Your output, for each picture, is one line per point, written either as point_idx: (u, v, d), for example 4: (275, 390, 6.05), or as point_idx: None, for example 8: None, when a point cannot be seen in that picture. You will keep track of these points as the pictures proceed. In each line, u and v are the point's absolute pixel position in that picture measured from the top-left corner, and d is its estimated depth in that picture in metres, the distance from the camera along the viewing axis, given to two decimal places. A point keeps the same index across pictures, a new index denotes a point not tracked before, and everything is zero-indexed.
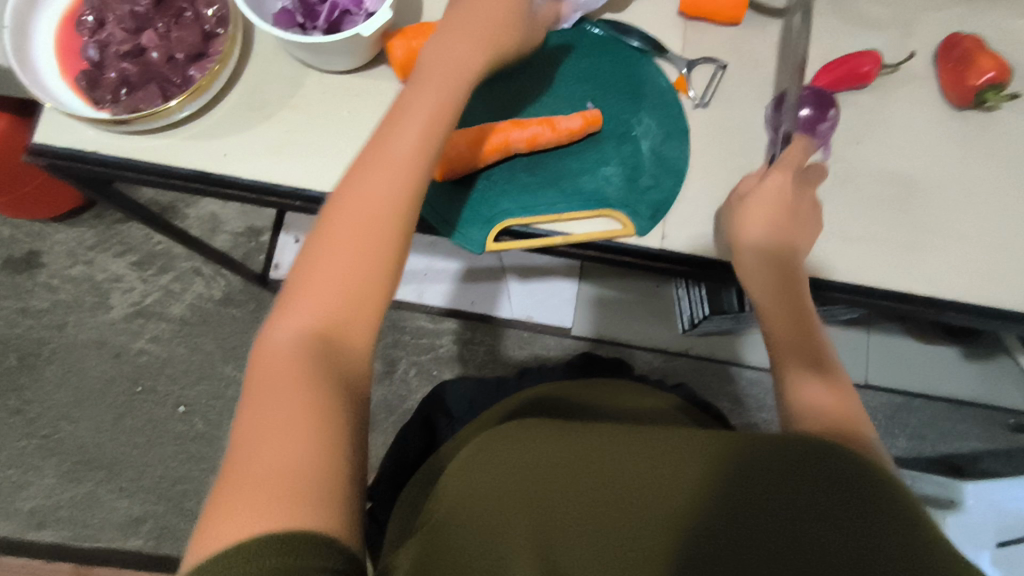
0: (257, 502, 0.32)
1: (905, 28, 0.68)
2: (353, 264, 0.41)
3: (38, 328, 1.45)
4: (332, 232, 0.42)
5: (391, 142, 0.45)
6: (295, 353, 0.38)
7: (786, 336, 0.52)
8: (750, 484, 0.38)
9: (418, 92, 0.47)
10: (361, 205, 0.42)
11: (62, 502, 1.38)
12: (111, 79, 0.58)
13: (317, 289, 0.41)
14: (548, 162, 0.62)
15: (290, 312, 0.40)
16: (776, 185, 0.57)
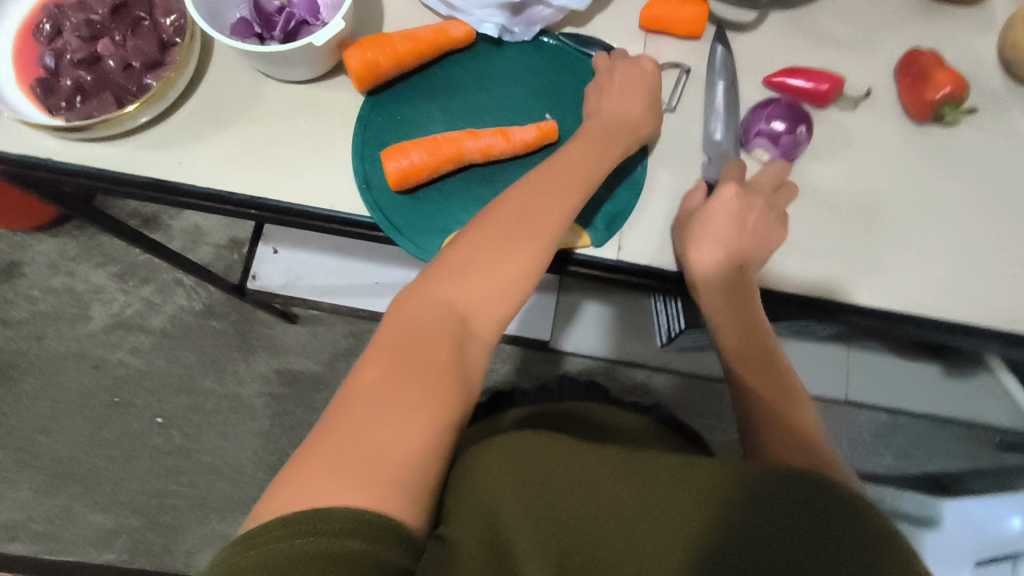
0: (346, 470, 0.38)
1: (866, 43, 0.69)
2: (490, 292, 0.49)
3: (17, 339, 1.44)
4: (470, 248, 0.50)
5: (522, 197, 0.53)
6: (431, 337, 0.46)
7: (756, 380, 0.55)
8: (757, 511, 0.38)
9: (555, 168, 0.55)
10: (492, 240, 0.50)
11: (35, 516, 1.36)
12: (65, 87, 0.58)
13: (461, 281, 0.49)
14: (506, 174, 0.62)
15: (432, 295, 0.48)
16: (721, 212, 0.58)
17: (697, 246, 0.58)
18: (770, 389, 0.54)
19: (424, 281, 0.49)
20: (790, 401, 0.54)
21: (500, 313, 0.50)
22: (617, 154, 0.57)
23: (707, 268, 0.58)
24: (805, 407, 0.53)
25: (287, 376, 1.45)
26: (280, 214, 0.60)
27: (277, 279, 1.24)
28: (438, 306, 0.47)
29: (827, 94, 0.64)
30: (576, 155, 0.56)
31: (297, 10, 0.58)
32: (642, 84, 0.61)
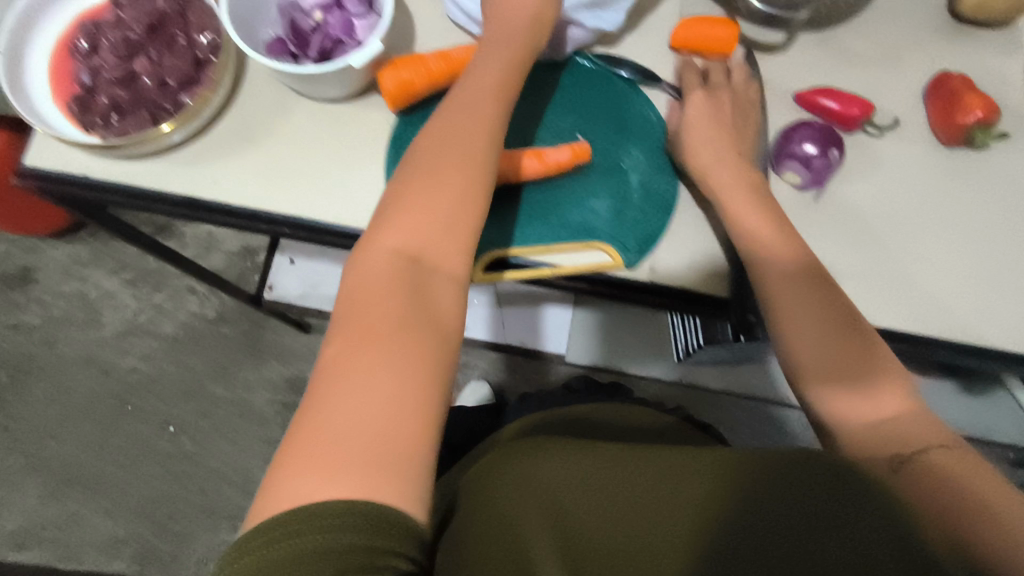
0: (324, 457, 0.36)
1: (894, 64, 0.69)
2: (436, 214, 0.46)
3: (28, 344, 1.44)
4: (416, 188, 0.47)
5: (454, 125, 0.50)
6: (383, 291, 0.43)
7: (820, 365, 0.50)
8: (760, 498, 0.40)
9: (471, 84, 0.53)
10: (434, 169, 0.47)
11: (44, 522, 1.36)
12: (102, 105, 0.58)
13: (406, 217, 0.46)
14: (537, 195, 0.62)
15: (377, 254, 0.45)
16: (715, 134, 0.60)
17: (737, 211, 0.57)
18: (846, 389, 0.49)
19: (366, 241, 0.46)
20: (870, 393, 0.48)
21: (450, 230, 0.46)
22: (520, 39, 0.56)
23: (755, 253, 0.55)
24: (886, 376, 0.49)
25: (298, 384, 1.45)
26: (311, 233, 0.60)
27: (293, 289, 1.26)
28: (381, 258, 0.45)
29: (857, 118, 0.64)
30: (492, 61, 0.54)
31: (332, 31, 0.59)
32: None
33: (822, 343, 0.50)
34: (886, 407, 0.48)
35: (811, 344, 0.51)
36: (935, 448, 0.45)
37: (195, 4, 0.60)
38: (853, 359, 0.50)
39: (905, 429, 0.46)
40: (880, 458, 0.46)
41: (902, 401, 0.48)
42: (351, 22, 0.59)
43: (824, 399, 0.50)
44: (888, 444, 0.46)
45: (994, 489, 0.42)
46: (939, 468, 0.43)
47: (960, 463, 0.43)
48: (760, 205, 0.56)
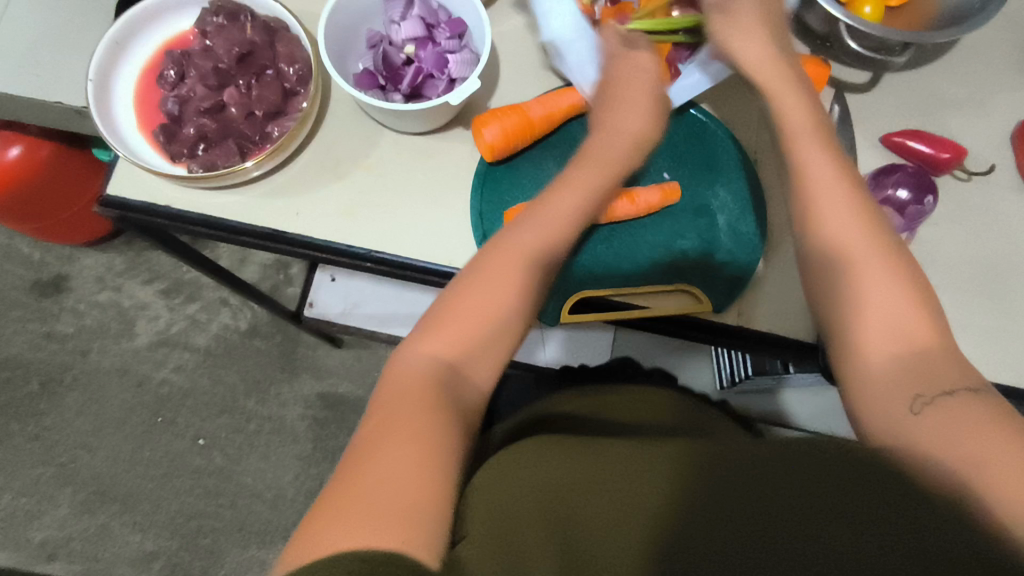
0: (353, 516, 0.33)
1: (981, 105, 0.67)
2: (492, 330, 0.44)
3: (61, 354, 1.43)
4: (472, 288, 0.44)
5: (525, 232, 0.47)
6: (432, 383, 0.40)
7: (854, 307, 0.42)
8: (734, 485, 0.38)
9: (560, 196, 0.49)
10: (496, 282, 0.45)
11: (74, 535, 1.35)
12: (188, 135, 0.58)
13: (449, 330, 0.43)
14: (625, 235, 0.61)
15: (418, 353, 0.42)
16: (778, 75, 0.49)
17: (801, 150, 0.46)
18: (877, 328, 0.41)
19: (407, 344, 0.43)
20: (907, 334, 0.40)
21: (495, 347, 0.44)
22: (620, 151, 0.53)
23: (815, 223, 0.45)
24: (926, 313, 0.41)
25: (330, 400, 1.43)
26: (392, 268, 0.59)
27: (334, 306, 1.22)
28: (433, 351, 0.42)
29: (949, 162, 0.63)
30: (577, 170, 0.51)
31: (425, 65, 0.58)
32: (652, 94, 0.54)
33: (872, 300, 0.41)
34: (921, 350, 0.40)
35: (851, 286, 0.42)
36: (959, 392, 0.37)
37: (283, 34, 0.59)
38: (895, 304, 0.41)
39: (932, 367, 0.39)
40: (898, 406, 0.38)
41: (935, 339, 0.40)
42: (444, 56, 0.58)
43: (851, 339, 0.42)
44: (910, 382, 0.38)
45: (1005, 444, 0.34)
46: (950, 419, 0.36)
47: (985, 414, 0.36)
48: (833, 155, 0.46)
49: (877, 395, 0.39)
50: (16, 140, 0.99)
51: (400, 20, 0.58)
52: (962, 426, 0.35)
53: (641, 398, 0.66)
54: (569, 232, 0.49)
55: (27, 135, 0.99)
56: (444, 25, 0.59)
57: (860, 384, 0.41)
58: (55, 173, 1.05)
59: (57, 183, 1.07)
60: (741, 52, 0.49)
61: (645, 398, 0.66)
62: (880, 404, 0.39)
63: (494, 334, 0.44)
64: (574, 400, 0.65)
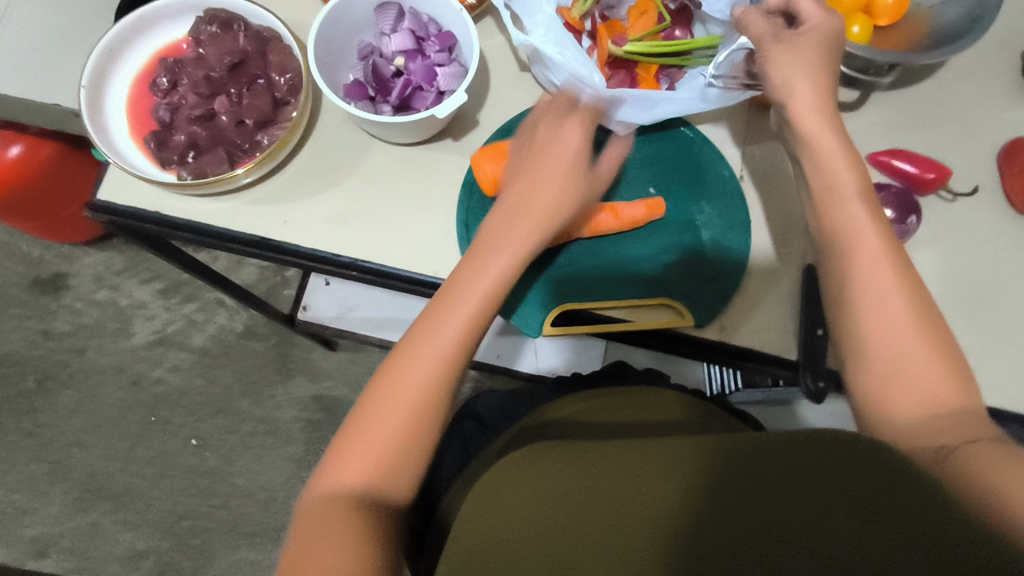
0: None
1: (970, 126, 0.67)
2: (402, 449, 0.44)
3: (58, 351, 1.44)
4: (375, 410, 0.44)
5: (426, 341, 0.46)
6: (343, 515, 0.41)
7: (862, 350, 0.42)
8: (747, 486, 0.34)
9: (460, 296, 0.47)
10: (396, 402, 0.44)
11: (66, 531, 1.36)
12: (179, 142, 0.58)
13: (364, 434, 0.44)
14: (609, 249, 0.62)
15: (337, 465, 0.44)
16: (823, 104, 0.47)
17: (826, 156, 0.47)
18: (884, 384, 0.41)
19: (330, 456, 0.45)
20: (918, 389, 0.40)
21: (419, 440, 0.45)
22: (550, 213, 0.51)
23: (827, 226, 0.46)
24: (940, 367, 0.40)
25: (324, 403, 1.43)
26: (379, 278, 0.60)
27: (327, 311, 1.22)
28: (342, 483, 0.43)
29: (933, 182, 0.63)
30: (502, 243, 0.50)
31: (414, 77, 0.59)
32: (563, 165, 0.52)
33: (881, 325, 0.42)
34: (936, 407, 0.39)
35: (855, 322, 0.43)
36: (980, 441, 0.36)
37: (276, 43, 0.60)
38: (901, 355, 0.41)
39: (948, 419, 0.38)
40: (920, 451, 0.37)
41: (954, 393, 0.39)
42: (434, 69, 0.59)
43: (861, 387, 0.42)
44: (930, 434, 0.38)
45: None
46: (977, 457, 0.34)
47: (1014, 457, 0.34)
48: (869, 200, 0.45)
49: (901, 442, 0.39)
50: (16, 139, 1.00)
51: (390, 32, 0.59)
52: (991, 462, 0.33)
53: (640, 400, 0.65)
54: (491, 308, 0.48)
55: (27, 135, 1.00)
56: (434, 38, 0.59)
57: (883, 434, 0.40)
58: (55, 173, 1.05)
59: (56, 183, 1.08)
60: (782, 79, 0.48)
61: (643, 399, 0.65)
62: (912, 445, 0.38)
63: (403, 448, 0.44)
64: (574, 407, 0.64)
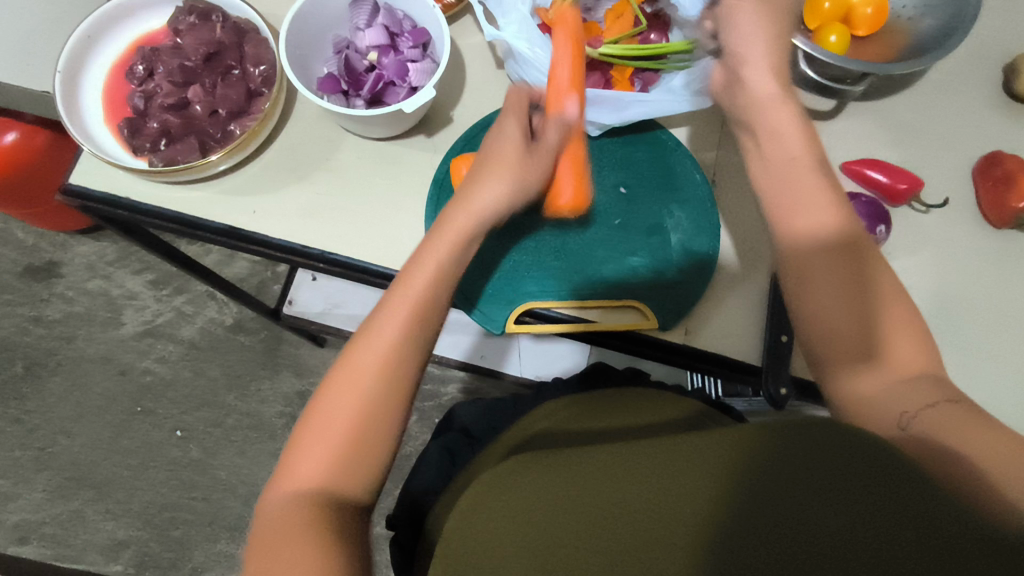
0: None
1: (944, 139, 0.67)
2: (350, 454, 0.43)
3: (48, 339, 1.44)
4: (323, 414, 0.44)
5: (370, 346, 0.46)
6: (301, 519, 0.41)
7: (835, 334, 0.46)
8: (788, 489, 0.30)
9: (403, 295, 0.48)
10: (347, 405, 0.44)
11: (48, 518, 1.35)
12: (152, 130, 0.59)
13: (317, 432, 0.44)
14: (578, 250, 0.62)
15: (292, 471, 0.43)
16: (780, 85, 0.51)
17: (799, 176, 0.49)
18: (854, 361, 0.45)
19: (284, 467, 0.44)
20: (885, 360, 0.44)
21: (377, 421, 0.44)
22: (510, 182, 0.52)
23: (800, 233, 0.48)
24: (898, 337, 0.45)
25: (309, 399, 1.43)
26: (346, 271, 0.60)
27: (314, 306, 1.21)
28: (293, 492, 0.42)
29: (904, 193, 0.63)
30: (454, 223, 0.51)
31: (387, 72, 0.59)
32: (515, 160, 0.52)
33: (847, 315, 0.45)
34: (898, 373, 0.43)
35: (821, 317, 0.46)
36: (938, 404, 0.41)
37: (252, 35, 0.60)
38: (866, 333, 0.45)
39: (910, 381, 0.43)
40: (887, 421, 0.42)
41: (912, 358, 0.44)
42: (406, 64, 0.59)
43: (833, 363, 0.46)
44: (895, 400, 0.42)
45: (997, 437, 0.38)
46: (940, 422, 0.40)
47: (966, 417, 0.40)
48: (821, 172, 0.50)
49: (869, 414, 0.43)
50: (13, 125, 1.00)
51: (364, 27, 0.60)
52: (952, 424, 0.39)
53: (630, 399, 0.63)
54: (445, 282, 0.49)
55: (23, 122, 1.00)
56: (408, 35, 0.60)
57: (852, 406, 0.44)
58: (51, 160, 1.06)
59: (52, 169, 1.08)
60: (743, 50, 0.52)
61: (633, 398, 0.63)
62: (870, 421, 0.43)
63: (353, 456, 0.43)
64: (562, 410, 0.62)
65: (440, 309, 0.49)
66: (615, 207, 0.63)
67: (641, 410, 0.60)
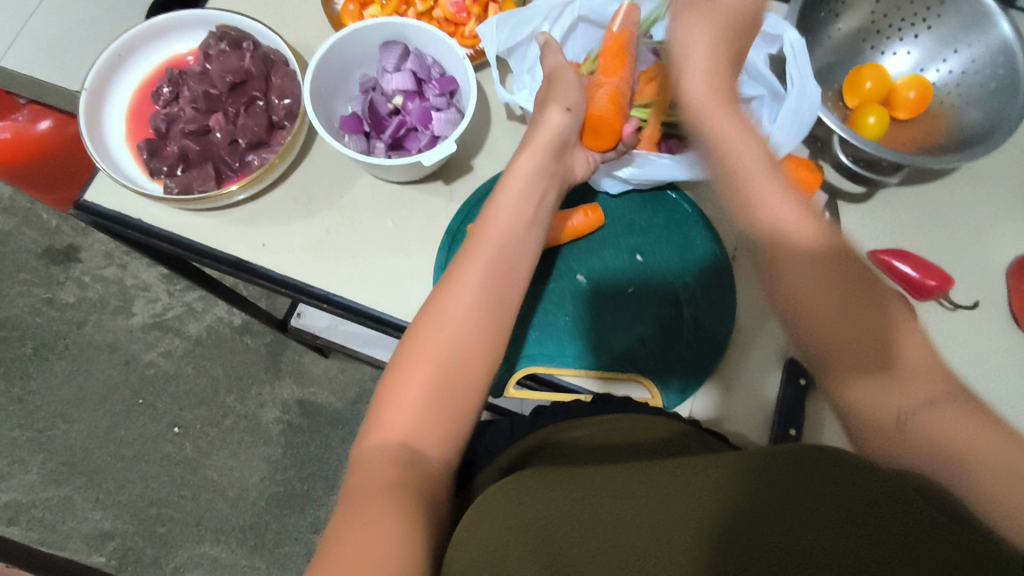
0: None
1: (976, 235, 0.65)
2: (442, 405, 0.42)
3: (58, 321, 1.32)
4: (414, 357, 0.43)
5: (453, 302, 0.45)
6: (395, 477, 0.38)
7: (836, 331, 0.40)
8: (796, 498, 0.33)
9: (477, 257, 0.47)
10: (439, 347, 0.43)
11: (37, 502, 1.23)
12: (171, 154, 0.59)
13: (409, 373, 0.43)
14: (586, 315, 0.61)
15: (387, 419, 0.41)
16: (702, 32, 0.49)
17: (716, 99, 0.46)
18: (849, 342, 0.39)
19: (376, 416, 0.42)
20: (883, 342, 0.39)
21: (473, 365, 0.44)
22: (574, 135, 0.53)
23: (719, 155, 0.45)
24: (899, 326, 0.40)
25: (307, 408, 1.31)
26: (349, 314, 0.59)
27: (320, 321, 1.10)
28: (381, 444, 0.40)
29: (932, 290, 0.60)
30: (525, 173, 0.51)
31: (410, 118, 0.59)
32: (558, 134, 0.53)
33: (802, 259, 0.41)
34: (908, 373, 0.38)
35: (807, 298, 0.40)
36: (936, 402, 0.37)
37: (280, 67, 0.60)
38: (840, 287, 0.40)
39: (894, 361, 0.38)
40: (883, 415, 0.38)
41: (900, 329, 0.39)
42: (430, 112, 0.59)
43: (823, 348, 0.40)
44: (876, 381, 0.38)
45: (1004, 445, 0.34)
46: (937, 423, 0.36)
47: (980, 423, 0.36)
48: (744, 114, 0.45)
49: (860, 400, 0.39)
50: (45, 114, 0.91)
51: (392, 70, 0.59)
52: (955, 426, 0.35)
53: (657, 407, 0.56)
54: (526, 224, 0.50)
55: (58, 113, 0.91)
56: (435, 82, 0.60)
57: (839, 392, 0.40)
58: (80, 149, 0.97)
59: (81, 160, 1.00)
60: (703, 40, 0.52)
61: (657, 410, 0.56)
62: (856, 397, 0.39)
63: (448, 396, 0.42)
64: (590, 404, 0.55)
65: (520, 266, 0.49)
66: (628, 274, 0.62)
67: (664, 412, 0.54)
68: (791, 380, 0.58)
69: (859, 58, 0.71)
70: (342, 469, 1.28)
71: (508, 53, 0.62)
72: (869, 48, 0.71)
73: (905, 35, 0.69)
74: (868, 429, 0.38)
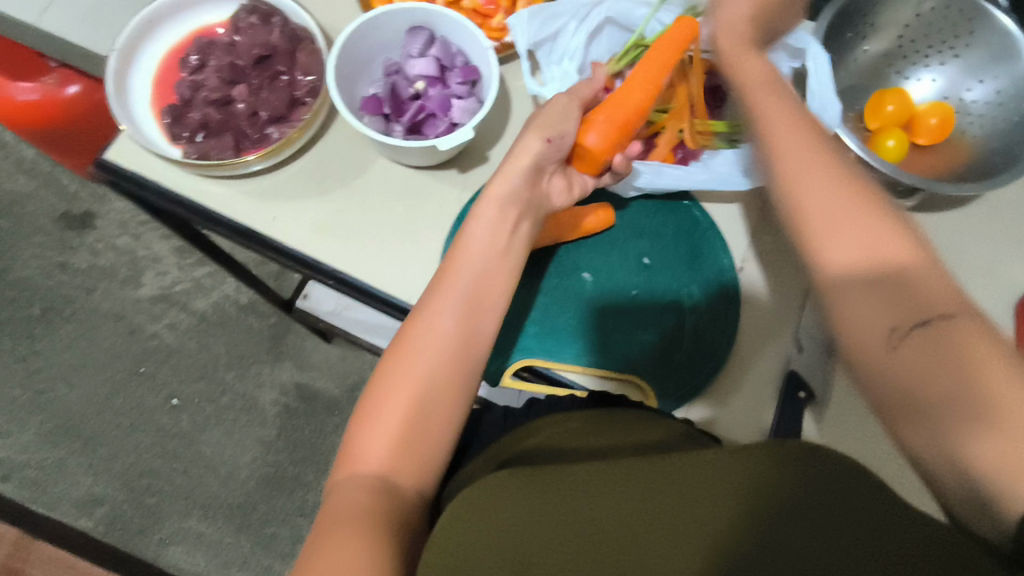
0: None
1: (986, 267, 0.64)
2: (413, 438, 0.43)
3: (68, 286, 1.34)
4: (385, 387, 0.44)
5: (423, 343, 0.46)
6: (365, 509, 0.39)
7: (845, 248, 0.42)
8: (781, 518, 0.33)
9: (453, 285, 0.49)
10: (410, 377, 0.45)
11: (31, 462, 1.23)
12: (193, 120, 0.60)
13: (379, 405, 0.44)
14: (587, 315, 0.61)
15: (359, 452, 0.42)
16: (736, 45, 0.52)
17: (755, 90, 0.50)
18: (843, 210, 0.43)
19: (349, 449, 0.43)
20: (910, 289, 0.40)
21: (445, 396, 0.45)
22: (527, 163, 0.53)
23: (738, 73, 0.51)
24: (921, 268, 0.41)
25: (305, 392, 1.31)
26: (353, 292, 0.59)
27: (326, 305, 1.08)
28: (353, 477, 0.41)
29: None
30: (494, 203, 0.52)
31: (430, 104, 0.60)
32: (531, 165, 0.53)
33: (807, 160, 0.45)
34: (898, 286, 0.40)
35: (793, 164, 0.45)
36: (934, 321, 0.39)
37: (307, 44, 0.61)
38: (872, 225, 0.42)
39: (904, 287, 0.40)
40: (876, 329, 0.40)
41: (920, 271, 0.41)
42: (450, 99, 0.60)
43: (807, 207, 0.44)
44: (893, 312, 0.40)
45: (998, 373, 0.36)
46: (933, 345, 0.38)
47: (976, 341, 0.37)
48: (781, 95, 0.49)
49: (860, 316, 0.41)
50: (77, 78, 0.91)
51: (417, 55, 0.60)
52: (954, 347, 0.37)
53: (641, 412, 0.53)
54: (503, 258, 0.51)
55: (89, 79, 0.91)
56: (458, 70, 0.60)
57: (841, 322, 0.42)
58: (103, 113, 0.97)
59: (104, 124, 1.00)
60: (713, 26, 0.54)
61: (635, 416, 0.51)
62: (858, 321, 0.41)
63: (416, 425, 0.43)
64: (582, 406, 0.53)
65: (496, 302, 0.49)
66: (634, 277, 0.62)
67: (653, 415, 0.53)
68: (791, 393, 0.58)
69: (883, 83, 0.71)
70: (334, 455, 1.28)
71: (536, 45, 0.62)
72: (894, 74, 0.71)
73: (931, 62, 0.70)
74: (832, 266, 0.42)
